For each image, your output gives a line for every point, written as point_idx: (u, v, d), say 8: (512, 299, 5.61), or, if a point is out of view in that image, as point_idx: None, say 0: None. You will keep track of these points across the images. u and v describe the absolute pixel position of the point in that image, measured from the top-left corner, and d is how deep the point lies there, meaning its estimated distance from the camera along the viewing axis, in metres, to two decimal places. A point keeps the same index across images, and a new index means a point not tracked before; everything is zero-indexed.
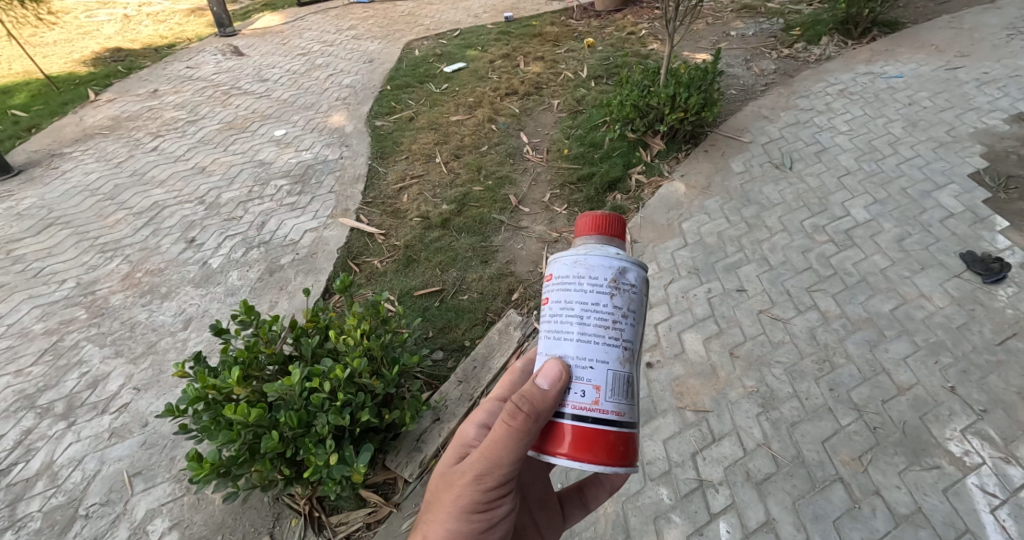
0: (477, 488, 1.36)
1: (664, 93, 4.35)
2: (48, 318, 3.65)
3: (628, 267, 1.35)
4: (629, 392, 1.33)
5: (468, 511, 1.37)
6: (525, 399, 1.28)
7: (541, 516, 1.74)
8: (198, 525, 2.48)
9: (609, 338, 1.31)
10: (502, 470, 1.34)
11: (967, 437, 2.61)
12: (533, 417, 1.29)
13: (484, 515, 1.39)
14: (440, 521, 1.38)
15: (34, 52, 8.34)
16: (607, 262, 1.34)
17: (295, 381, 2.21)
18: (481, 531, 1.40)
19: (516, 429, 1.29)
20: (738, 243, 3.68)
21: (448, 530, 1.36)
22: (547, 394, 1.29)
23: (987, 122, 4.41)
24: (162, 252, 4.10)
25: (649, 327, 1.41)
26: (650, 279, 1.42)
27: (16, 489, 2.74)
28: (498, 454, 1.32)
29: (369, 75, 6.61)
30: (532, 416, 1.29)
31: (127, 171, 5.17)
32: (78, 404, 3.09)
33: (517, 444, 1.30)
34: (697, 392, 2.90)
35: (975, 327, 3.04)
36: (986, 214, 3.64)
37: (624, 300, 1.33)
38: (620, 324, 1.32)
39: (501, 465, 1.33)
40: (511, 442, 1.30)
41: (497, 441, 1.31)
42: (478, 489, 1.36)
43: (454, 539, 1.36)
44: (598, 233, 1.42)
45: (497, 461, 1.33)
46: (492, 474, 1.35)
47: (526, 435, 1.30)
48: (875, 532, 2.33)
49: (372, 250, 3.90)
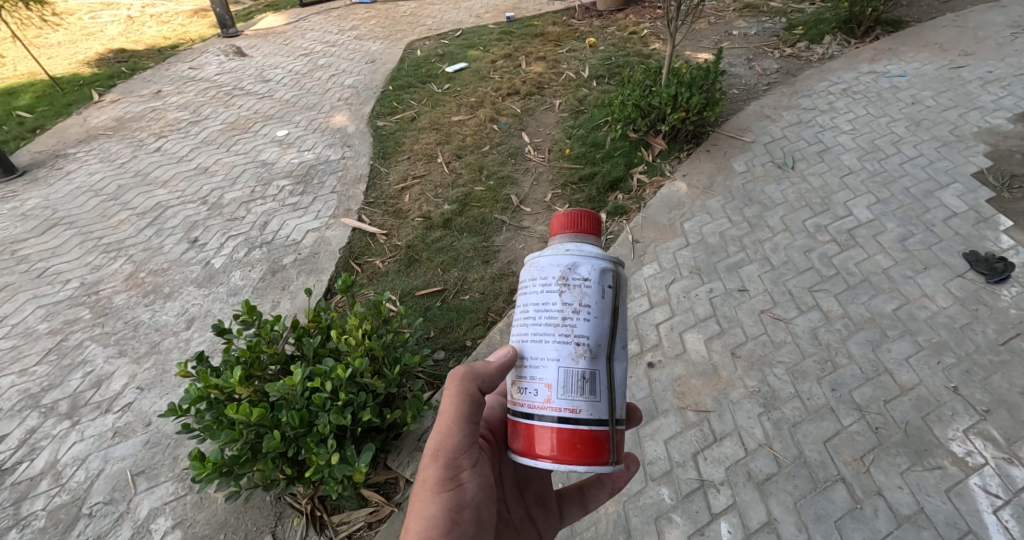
0: (439, 462, 1.43)
1: (666, 93, 4.35)
2: (52, 318, 3.67)
3: (580, 263, 1.37)
4: (587, 388, 1.33)
5: (438, 489, 1.39)
6: (462, 367, 1.49)
7: (538, 513, 1.76)
8: (200, 524, 2.50)
9: (559, 335, 1.34)
10: (454, 437, 1.45)
11: (969, 437, 2.60)
12: (468, 374, 1.48)
13: (455, 492, 1.41)
14: (417, 510, 1.37)
15: (38, 53, 8.38)
16: (557, 261, 1.39)
17: (296, 380, 2.22)
18: (457, 512, 1.39)
19: (456, 388, 1.48)
20: (740, 243, 3.68)
21: (428, 514, 1.35)
22: (486, 361, 1.45)
23: (991, 121, 4.40)
24: (165, 252, 4.12)
25: (616, 321, 1.38)
26: (615, 271, 1.40)
27: (21, 488, 2.75)
28: (448, 417, 1.47)
29: (371, 75, 6.63)
30: (471, 377, 1.47)
31: (130, 171, 5.19)
32: (82, 404, 3.10)
33: (461, 403, 1.48)
34: (699, 392, 2.90)
35: (978, 327, 3.03)
36: (990, 214, 3.63)
37: (575, 295, 1.35)
38: (571, 321, 1.34)
39: (453, 427, 1.46)
40: (456, 402, 1.47)
41: (446, 407, 1.48)
42: (440, 463, 1.43)
43: (435, 521, 1.34)
44: (567, 231, 1.47)
45: (449, 425, 1.46)
46: (449, 443, 1.45)
47: (466, 393, 1.48)
48: (877, 532, 2.33)
49: (373, 251, 3.91)
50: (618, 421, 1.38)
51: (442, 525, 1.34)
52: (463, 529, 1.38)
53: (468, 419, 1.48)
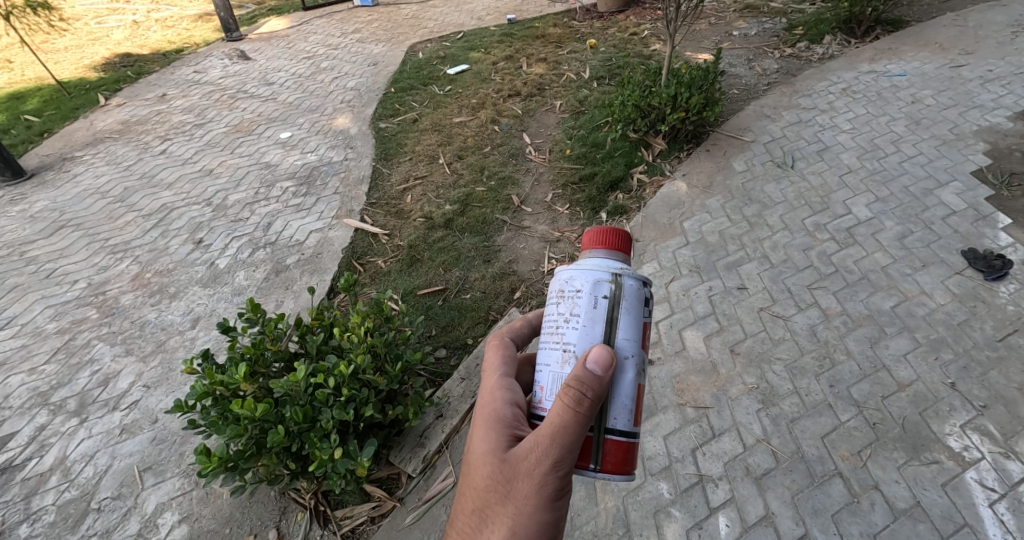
0: (558, 473, 1.38)
1: (666, 93, 4.39)
2: (61, 318, 3.73)
3: (575, 275, 1.44)
4: None
5: (552, 496, 1.40)
6: (582, 386, 1.33)
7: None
8: (206, 518, 2.54)
9: (550, 343, 1.44)
10: (579, 451, 1.38)
11: (966, 432, 2.63)
12: (596, 401, 1.35)
13: (562, 498, 1.43)
14: (523, 514, 1.40)
15: (45, 58, 8.47)
16: (558, 276, 1.49)
17: (300, 377, 2.26)
18: (558, 514, 1.45)
19: (584, 414, 1.34)
20: (739, 242, 3.70)
21: (537, 520, 1.41)
22: (602, 382, 1.35)
23: (991, 120, 4.41)
24: (170, 253, 4.18)
25: (613, 332, 1.41)
26: (615, 284, 1.42)
27: (30, 484, 2.80)
28: (574, 439, 1.35)
29: (374, 78, 6.69)
30: (592, 401, 1.35)
31: (136, 174, 5.26)
32: (90, 401, 3.15)
33: (587, 426, 1.36)
34: (697, 388, 2.93)
35: (976, 324, 3.05)
36: (989, 212, 3.65)
37: (567, 305, 1.43)
38: (562, 330, 1.42)
39: (574, 448, 1.36)
40: (585, 428, 1.35)
41: (568, 426, 1.34)
42: (556, 475, 1.38)
43: (544, 525, 1.41)
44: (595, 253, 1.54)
45: (572, 444, 1.36)
46: (570, 457, 1.37)
47: (593, 417, 1.35)
48: (873, 526, 2.36)
49: (376, 251, 3.95)
50: (625, 433, 1.41)
51: (544, 527, 1.43)
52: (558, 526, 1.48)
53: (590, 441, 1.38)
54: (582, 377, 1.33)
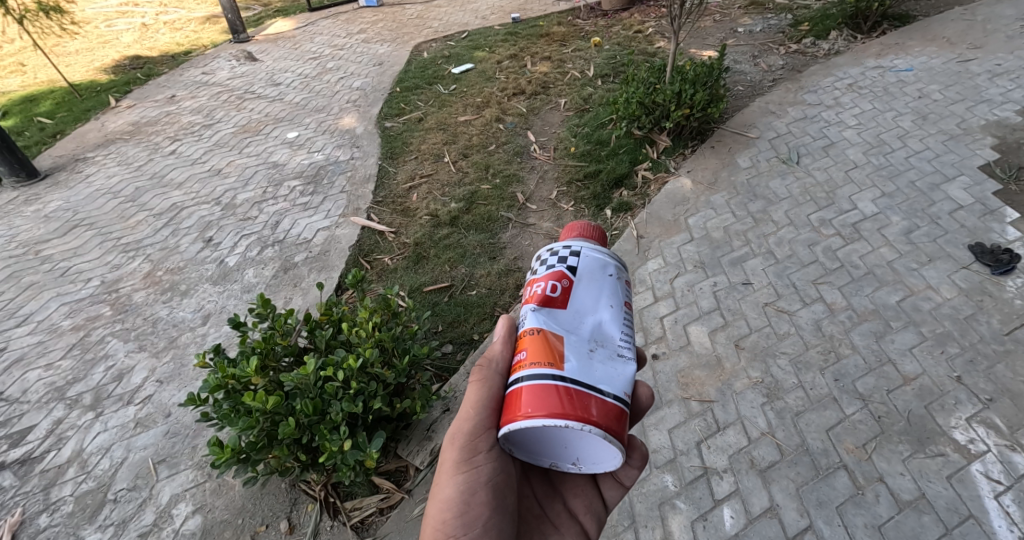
0: (454, 446, 1.41)
1: (670, 90, 4.40)
2: (76, 314, 3.80)
3: None
4: None
5: (454, 471, 1.41)
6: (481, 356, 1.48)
7: (576, 503, 1.68)
8: (219, 509, 2.59)
9: None
10: (470, 418, 1.40)
11: (972, 425, 2.63)
12: (489, 364, 1.45)
13: (471, 473, 1.41)
14: (437, 494, 1.42)
15: (57, 61, 8.59)
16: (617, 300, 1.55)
17: (310, 370, 2.30)
18: (471, 494, 1.41)
19: (476, 377, 1.43)
20: (744, 237, 3.72)
21: (444, 496, 1.40)
22: (497, 348, 1.46)
23: (999, 114, 4.39)
24: (181, 251, 4.24)
25: None
26: None
27: (49, 475, 2.86)
28: (463, 407, 1.42)
29: (379, 77, 6.74)
30: (485, 365, 1.45)
31: (147, 174, 5.33)
32: (105, 396, 3.21)
33: (478, 390, 1.41)
34: (702, 382, 2.95)
35: (982, 317, 3.05)
36: (997, 206, 3.64)
37: None
38: None
39: (466, 414, 1.41)
40: (470, 386, 1.42)
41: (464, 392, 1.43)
42: (456, 447, 1.41)
43: (450, 502, 1.39)
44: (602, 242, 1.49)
45: (466, 410, 1.41)
46: (463, 427, 1.41)
47: (485, 377, 1.42)
48: (878, 517, 2.37)
49: (382, 248, 3.99)
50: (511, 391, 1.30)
51: (454, 506, 1.39)
52: (476, 510, 1.40)
53: (486, 403, 1.40)
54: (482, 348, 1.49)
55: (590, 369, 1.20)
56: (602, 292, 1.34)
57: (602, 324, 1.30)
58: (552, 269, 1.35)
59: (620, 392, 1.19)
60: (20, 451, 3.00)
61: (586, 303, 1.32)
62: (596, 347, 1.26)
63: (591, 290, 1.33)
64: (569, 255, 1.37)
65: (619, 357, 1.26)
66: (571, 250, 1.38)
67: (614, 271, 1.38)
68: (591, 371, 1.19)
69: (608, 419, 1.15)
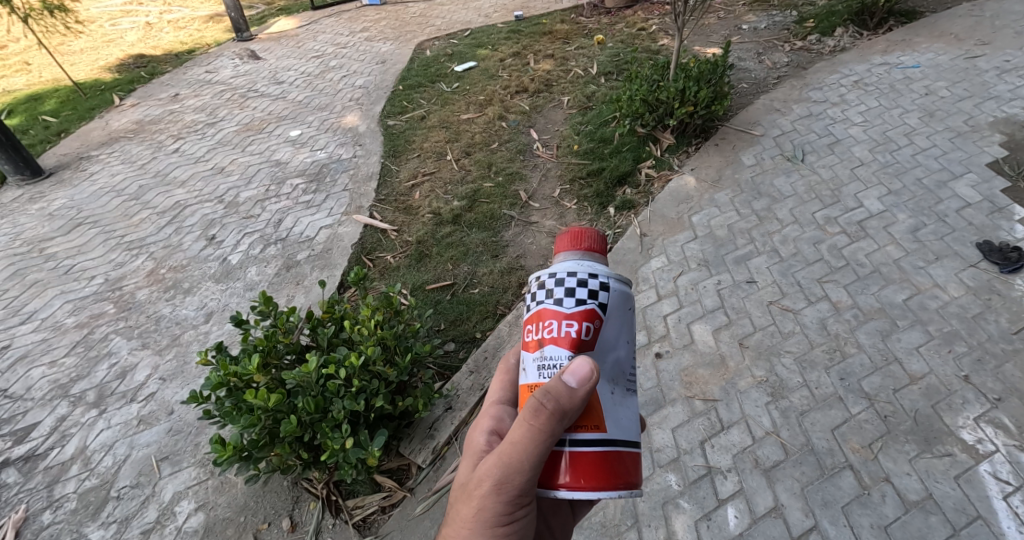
0: (498, 498, 1.29)
1: (674, 87, 4.36)
2: (80, 312, 3.81)
3: None
4: None
5: (491, 522, 1.31)
6: (541, 396, 1.18)
7: (555, 523, 1.61)
8: (221, 507, 2.59)
9: None
10: (526, 476, 1.24)
11: (980, 425, 2.60)
12: (558, 416, 1.18)
13: (509, 524, 1.32)
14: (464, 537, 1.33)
15: (62, 59, 8.63)
16: None
17: (311, 367, 2.30)
18: None
19: (538, 430, 1.19)
20: (748, 236, 3.69)
21: None
22: (575, 397, 1.17)
23: (1007, 111, 4.35)
24: (184, 249, 4.24)
25: None
26: None
27: (53, 472, 2.87)
28: (519, 460, 1.23)
29: (382, 75, 6.73)
30: (555, 416, 1.18)
31: (151, 172, 5.34)
32: (108, 393, 3.22)
33: (540, 446, 1.19)
34: (706, 381, 2.93)
35: (991, 316, 3.01)
36: (1005, 204, 3.60)
37: None
38: None
39: (522, 470, 1.23)
40: (529, 438, 1.20)
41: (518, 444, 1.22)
42: (500, 499, 1.29)
43: None
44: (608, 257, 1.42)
45: (521, 465, 1.23)
46: (515, 482, 1.25)
47: (550, 434, 1.19)
48: (884, 518, 2.34)
49: (384, 246, 3.99)
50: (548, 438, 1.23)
51: None
52: None
53: (545, 464, 1.21)
54: (550, 386, 1.17)
55: (622, 424, 1.24)
56: (623, 326, 1.31)
57: (621, 362, 1.30)
58: (583, 306, 1.25)
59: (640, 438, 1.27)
60: (24, 448, 3.01)
61: (611, 341, 1.29)
62: (618, 388, 1.27)
63: (617, 326, 1.29)
64: (600, 289, 1.26)
65: (635, 396, 1.30)
66: (600, 281, 1.27)
67: (633, 303, 1.34)
68: (624, 426, 1.24)
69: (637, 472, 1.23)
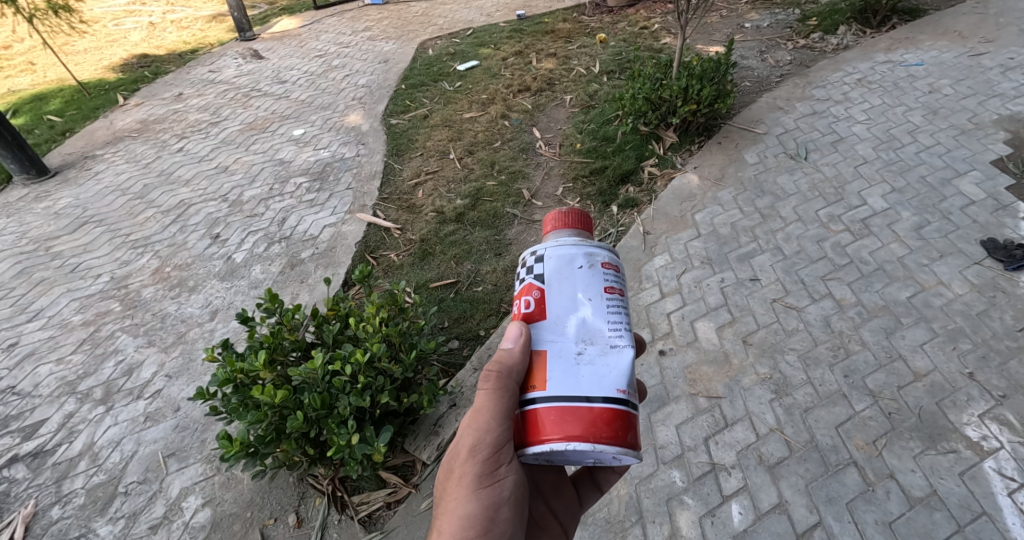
0: (474, 460, 1.34)
1: (677, 85, 4.36)
2: (86, 310, 3.83)
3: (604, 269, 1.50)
4: None
5: (473, 487, 1.34)
6: (491, 362, 1.32)
7: (557, 504, 1.66)
8: (228, 502, 2.60)
9: None
10: (494, 432, 1.31)
11: (985, 422, 2.60)
12: (507, 373, 1.29)
13: (492, 488, 1.35)
14: (452, 508, 1.35)
15: (66, 59, 8.65)
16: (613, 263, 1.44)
17: (317, 364, 2.31)
18: (494, 510, 1.36)
19: (493, 389, 1.30)
20: (752, 234, 3.69)
21: (462, 513, 1.33)
22: (511, 353, 1.30)
23: (1012, 108, 4.33)
24: (189, 248, 4.26)
25: None
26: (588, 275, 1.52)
27: (61, 468, 2.89)
28: (485, 418, 1.32)
29: (385, 75, 6.74)
30: (503, 374, 1.29)
31: (156, 171, 5.36)
32: (116, 390, 3.24)
33: (500, 401, 1.30)
34: (709, 378, 2.93)
35: (995, 313, 3.01)
36: (1009, 201, 3.59)
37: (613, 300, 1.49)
38: None
39: (490, 427, 1.32)
40: (486, 396, 1.31)
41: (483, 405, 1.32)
42: (476, 461, 1.34)
43: (470, 520, 1.32)
44: (589, 231, 1.45)
45: (488, 423, 1.32)
46: (486, 440, 1.33)
47: (508, 390, 1.30)
48: (889, 514, 2.35)
49: (388, 245, 4.00)
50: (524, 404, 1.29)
51: (475, 526, 1.32)
52: (500, 527, 1.35)
53: (509, 418, 1.31)
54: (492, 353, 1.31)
55: (576, 378, 1.21)
56: (577, 287, 1.32)
57: (586, 320, 1.28)
58: (525, 283, 1.37)
59: (614, 393, 1.19)
60: (32, 444, 3.03)
61: (566, 304, 1.30)
62: (587, 347, 1.25)
63: (569, 288, 1.31)
64: (535, 263, 1.36)
65: (611, 348, 1.25)
66: (537, 257, 1.37)
67: (584, 261, 1.34)
68: (577, 380, 1.21)
69: (603, 426, 1.16)
